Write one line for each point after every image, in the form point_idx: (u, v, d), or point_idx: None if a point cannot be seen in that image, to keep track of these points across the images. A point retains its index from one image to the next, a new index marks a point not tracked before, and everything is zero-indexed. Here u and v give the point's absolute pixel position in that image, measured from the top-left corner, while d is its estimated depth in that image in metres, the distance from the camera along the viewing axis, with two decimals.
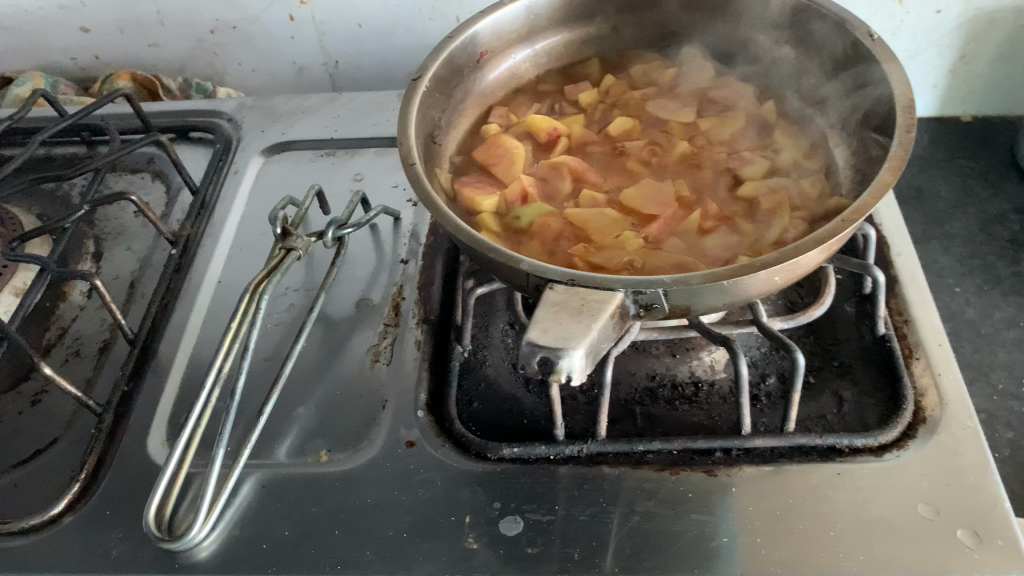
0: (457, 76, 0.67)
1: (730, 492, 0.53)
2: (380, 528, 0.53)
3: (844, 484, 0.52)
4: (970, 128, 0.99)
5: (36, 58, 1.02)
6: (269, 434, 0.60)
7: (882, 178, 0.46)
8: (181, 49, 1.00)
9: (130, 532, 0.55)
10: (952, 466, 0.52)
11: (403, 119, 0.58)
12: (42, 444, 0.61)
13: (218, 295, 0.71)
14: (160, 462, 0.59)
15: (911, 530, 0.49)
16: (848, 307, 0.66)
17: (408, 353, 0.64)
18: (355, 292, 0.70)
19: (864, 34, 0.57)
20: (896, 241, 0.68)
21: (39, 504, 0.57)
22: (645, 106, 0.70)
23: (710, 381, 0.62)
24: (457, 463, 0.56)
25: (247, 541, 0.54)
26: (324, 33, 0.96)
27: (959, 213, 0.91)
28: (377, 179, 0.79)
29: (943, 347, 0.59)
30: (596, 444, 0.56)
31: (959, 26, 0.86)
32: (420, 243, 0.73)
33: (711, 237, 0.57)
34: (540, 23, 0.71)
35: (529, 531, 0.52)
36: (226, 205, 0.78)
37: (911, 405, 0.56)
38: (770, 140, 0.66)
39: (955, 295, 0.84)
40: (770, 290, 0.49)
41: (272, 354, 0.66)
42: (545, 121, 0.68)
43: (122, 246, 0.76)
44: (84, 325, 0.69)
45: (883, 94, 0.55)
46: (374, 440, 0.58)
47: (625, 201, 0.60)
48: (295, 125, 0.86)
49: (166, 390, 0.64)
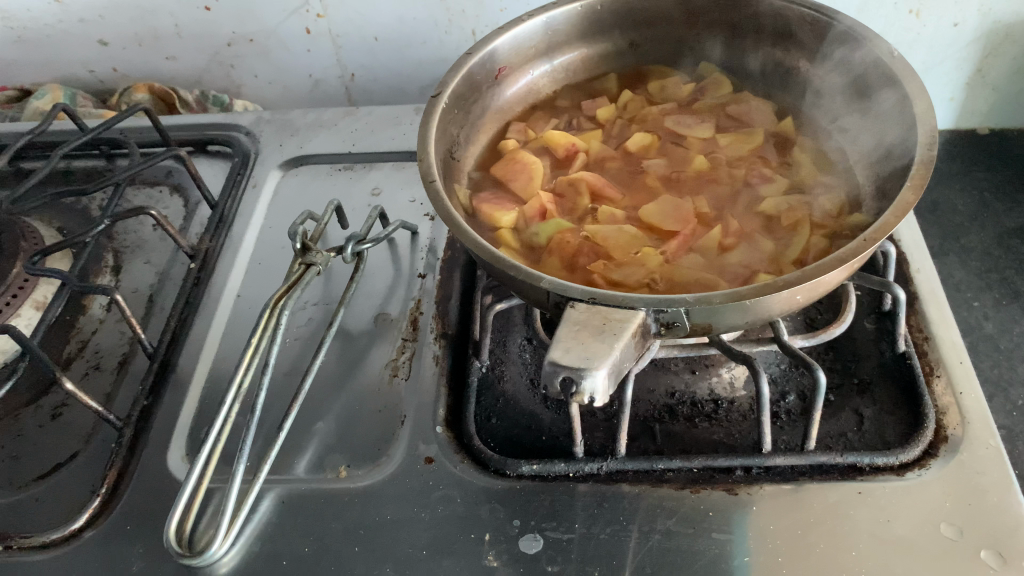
0: (475, 92, 0.67)
1: (751, 510, 0.53)
2: (399, 544, 0.53)
3: (864, 503, 0.52)
4: (987, 141, 0.99)
5: (54, 71, 1.03)
6: (288, 449, 0.61)
7: (905, 198, 0.46)
8: (198, 62, 1.00)
9: (151, 547, 0.55)
10: (974, 485, 0.52)
11: (423, 136, 0.58)
12: (63, 458, 0.61)
13: (237, 309, 0.71)
14: (180, 477, 0.59)
15: (933, 550, 0.49)
16: (867, 323, 0.66)
17: (426, 368, 0.64)
18: (372, 306, 0.70)
19: (886, 52, 0.57)
20: (916, 257, 0.68)
21: (60, 518, 0.57)
22: (662, 121, 0.70)
23: (730, 399, 0.62)
24: (476, 479, 0.56)
25: (267, 557, 0.54)
26: (340, 46, 0.96)
27: (976, 226, 0.91)
28: (394, 193, 0.79)
29: (965, 364, 0.59)
30: (616, 462, 0.56)
31: (976, 39, 0.86)
32: (438, 258, 0.73)
33: (731, 254, 0.57)
34: (558, 38, 0.71)
35: (549, 549, 0.52)
36: (244, 220, 0.78)
37: (932, 424, 0.56)
38: (789, 157, 0.66)
39: (972, 309, 0.84)
40: (792, 309, 0.49)
41: (290, 368, 0.66)
42: (562, 136, 0.68)
43: (141, 260, 0.77)
44: (104, 338, 0.70)
45: (905, 112, 0.55)
46: (392, 456, 0.59)
47: (644, 217, 0.60)
48: (312, 139, 0.87)
49: (186, 404, 0.64)
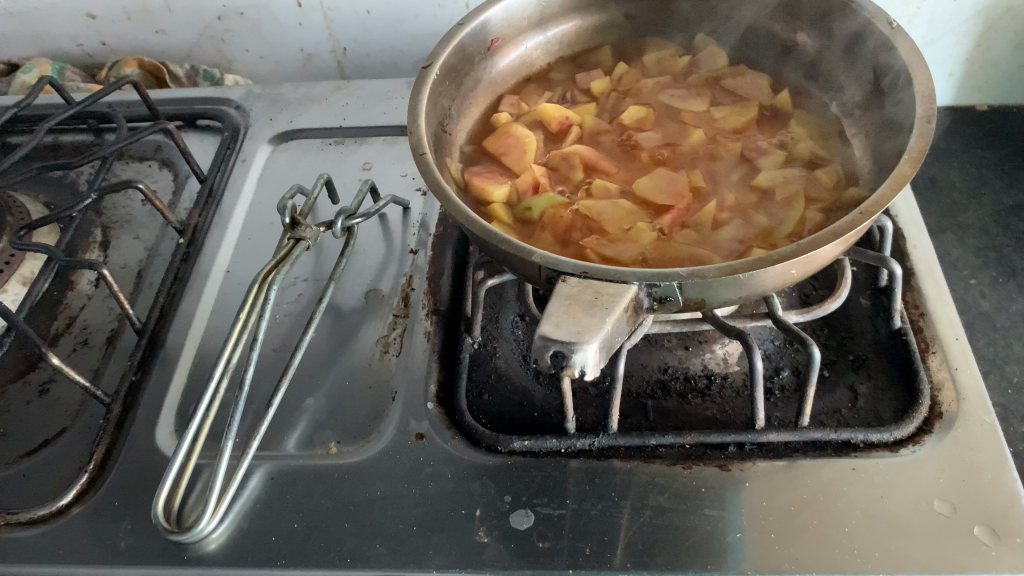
0: (467, 64, 0.66)
1: (742, 487, 0.52)
2: (390, 521, 0.53)
3: (858, 480, 0.52)
4: (985, 119, 0.98)
5: (42, 45, 1.01)
6: (277, 425, 0.60)
7: (902, 170, 0.45)
8: (187, 36, 0.99)
9: (139, 524, 0.55)
10: (968, 462, 0.52)
11: (414, 108, 0.56)
12: (51, 434, 0.61)
13: (226, 285, 0.70)
14: (169, 453, 0.59)
15: (928, 527, 0.49)
16: (863, 299, 0.65)
17: (417, 344, 0.63)
18: (363, 282, 0.69)
19: (884, 22, 0.56)
20: (913, 233, 0.67)
21: (47, 495, 0.57)
22: (657, 95, 0.69)
23: (723, 374, 0.62)
24: (467, 456, 0.56)
25: (256, 533, 0.53)
26: (332, 20, 0.94)
27: (974, 204, 0.90)
28: (386, 168, 0.78)
29: (961, 341, 0.58)
30: (608, 438, 0.55)
31: (977, 14, 0.85)
32: (430, 233, 0.72)
33: (726, 228, 0.56)
34: (551, 10, 0.70)
35: (540, 525, 0.52)
36: (234, 195, 0.77)
37: (927, 400, 0.56)
38: (786, 131, 0.65)
39: (969, 287, 0.83)
40: (786, 283, 0.48)
41: (281, 344, 0.65)
42: (556, 109, 0.67)
43: (129, 235, 0.76)
44: (92, 314, 0.69)
45: (903, 83, 0.54)
46: (383, 431, 0.58)
47: (638, 191, 0.59)
48: (303, 113, 0.85)
49: (175, 380, 0.63)
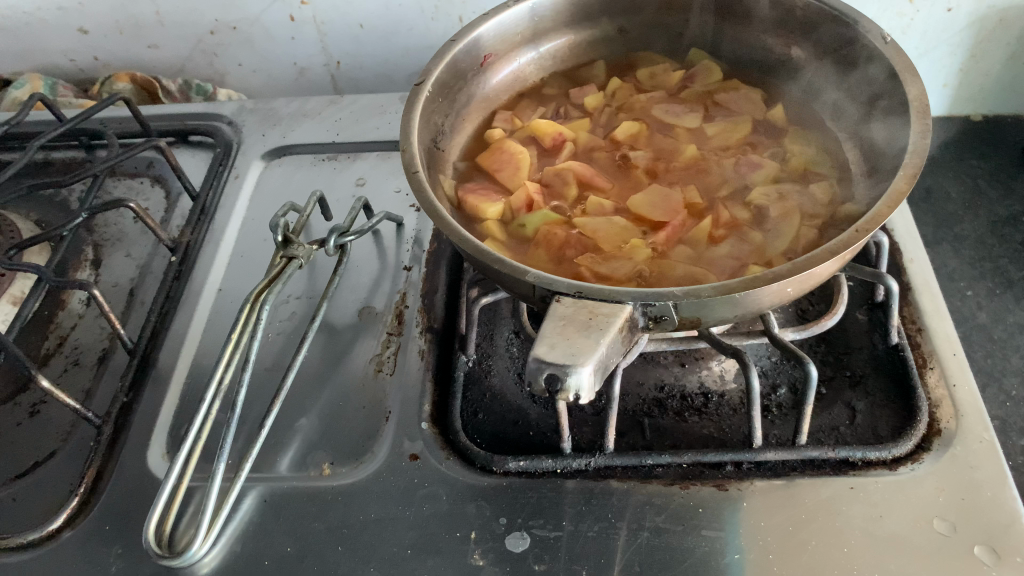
0: (460, 79, 0.66)
1: (740, 506, 0.52)
2: (384, 544, 0.52)
3: (857, 499, 0.51)
4: (979, 129, 0.98)
5: (33, 61, 1.01)
6: (270, 447, 0.60)
7: (898, 187, 0.45)
8: (180, 50, 0.98)
9: (130, 548, 0.54)
10: (968, 480, 0.51)
11: (406, 125, 0.56)
12: (41, 456, 0.60)
13: (218, 304, 0.70)
14: (161, 475, 0.58)
15: (927, 547, 0.48)
16: (860, 314, 0.65)
17: (411, 362, 0.63)
18: (357, 299, 0.69)
19: (878, 36, 0.56)
20: (908, 247, 0.67)
21: (37, 518, 0.56)
22: (650, 110, 0.69)
23: (720, 393, 0.61)
24: (462, 477, 0.55)
25: (248, 557, 0.53)
26: (325, 33, 0.94)
27: (969, 215, 0.90)
28: (379, 184, 0.78)
29: (958, 357, 0.58)
30: (604, 458, 0.55)
31: (971, 25, 0.85)
32: (424, 249, 0.72)
33: (721, 245, 0.56)
34: (544, 25, 0.70)
35: (536, 548, 0.51)
36: (226, 211, 0.77)
37: (925, 417, 0.55)
38: (779, 146, 0.64)
39: (966, 299, 0.83)
40: (783, 301, 0.48)
41: (273, 363, 0.65)
42: (549, 125, 0.67)
43: (121, 253, 0.75)
44: (83, 334, 0.68)
45: (897, 98, 0.54)
46: (377, 452, 0.57)
47: (632, 208, 0.59)
48: (296, 128, 0.85)
49: (166, 401, 0.63)
